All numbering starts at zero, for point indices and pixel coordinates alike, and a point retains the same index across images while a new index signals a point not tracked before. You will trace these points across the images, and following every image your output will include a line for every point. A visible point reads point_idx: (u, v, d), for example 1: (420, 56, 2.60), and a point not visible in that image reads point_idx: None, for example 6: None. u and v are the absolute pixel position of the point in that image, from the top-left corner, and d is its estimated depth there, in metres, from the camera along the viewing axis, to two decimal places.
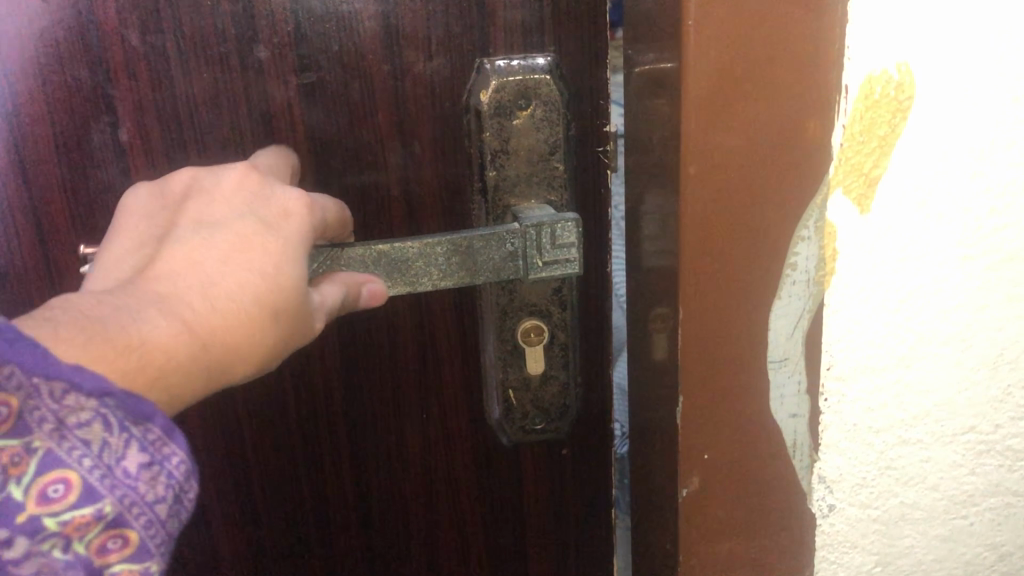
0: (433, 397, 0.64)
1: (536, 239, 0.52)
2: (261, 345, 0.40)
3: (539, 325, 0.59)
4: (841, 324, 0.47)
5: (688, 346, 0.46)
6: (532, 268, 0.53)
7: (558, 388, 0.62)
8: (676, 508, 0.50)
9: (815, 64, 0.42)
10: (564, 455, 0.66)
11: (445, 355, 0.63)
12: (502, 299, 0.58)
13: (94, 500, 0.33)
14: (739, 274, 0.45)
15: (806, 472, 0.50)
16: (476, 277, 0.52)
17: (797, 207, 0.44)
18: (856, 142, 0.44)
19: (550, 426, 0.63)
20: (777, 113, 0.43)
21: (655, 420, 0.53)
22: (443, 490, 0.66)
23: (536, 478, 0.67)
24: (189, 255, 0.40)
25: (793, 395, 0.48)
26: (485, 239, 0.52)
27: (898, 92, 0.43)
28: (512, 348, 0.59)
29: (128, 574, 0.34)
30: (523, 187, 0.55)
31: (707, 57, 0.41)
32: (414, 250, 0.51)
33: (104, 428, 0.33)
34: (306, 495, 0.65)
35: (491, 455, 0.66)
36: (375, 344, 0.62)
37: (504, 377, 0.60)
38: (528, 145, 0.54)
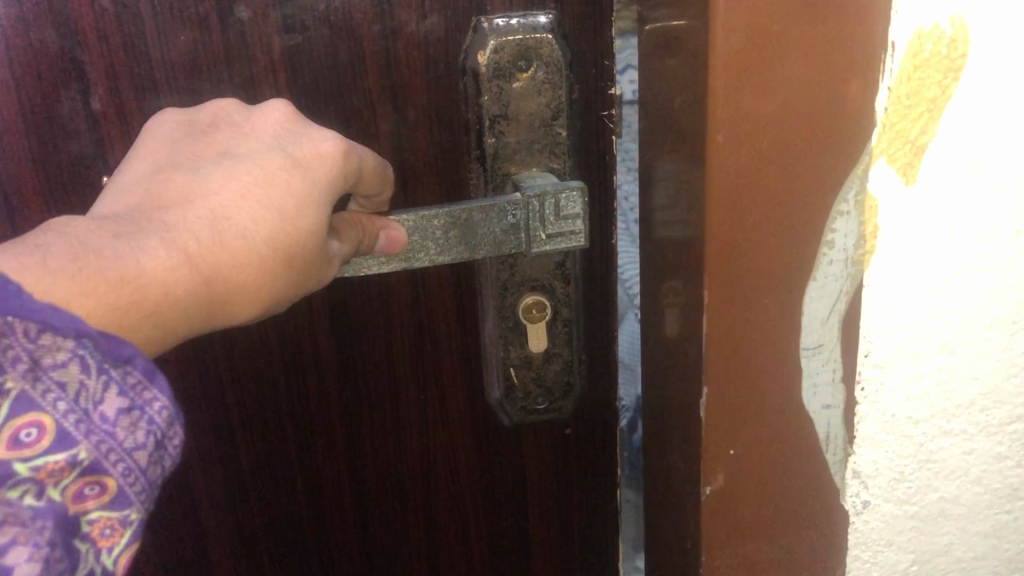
0: (431, 382, 0.59)
1: (538, 210, 0.48)
2: (266, 289, 0.40)
3: (541, 300, 0.55)
4: (880, 305, 0.43)
5: (715, 334, 0.42)
6: (534, 242, 0.48)
7: (562, 365, 0.57)
8: (698, 507, 0.46)
9: (859, 18, 0.38)
10: (568, 435, 0.61)
11: (443, 336, 0.58)
12: (502, 274, 0.54)
13: (69, 445, 0.32)
14: (772, 254, 0.41)
15: (838, 467, 0.46)
16: (475, 253, 0.48)
17: (834, 180, 0.40)
18: (902, 106, 0.39)
19: (553, 407, 0.58)
20: (815, 74, 0.38)
21: (671, 414, 0.49)
22: (445, 483, 0.62)
23: (541, 467, 0.62)
24: (171, 223, 0.38)
25: (827, 385, 0.44)
26: (484, 210, 0.47)
27: (950, 49, 0.39)
28: (513, 324, 0.55)
29: (106, 520, 0.33)
30: (526, 153, 0.51)
31: (740, 10, 0.37)
32: (410, 224, 0.46)
33: (81, 370, 0.33)
34: (301, 490, 0.61)
35: (492, 440, 0.61)
36: (369, 325, 0.57)
37: (505, 355, 0.56)
38: (529, 110, 0.50)
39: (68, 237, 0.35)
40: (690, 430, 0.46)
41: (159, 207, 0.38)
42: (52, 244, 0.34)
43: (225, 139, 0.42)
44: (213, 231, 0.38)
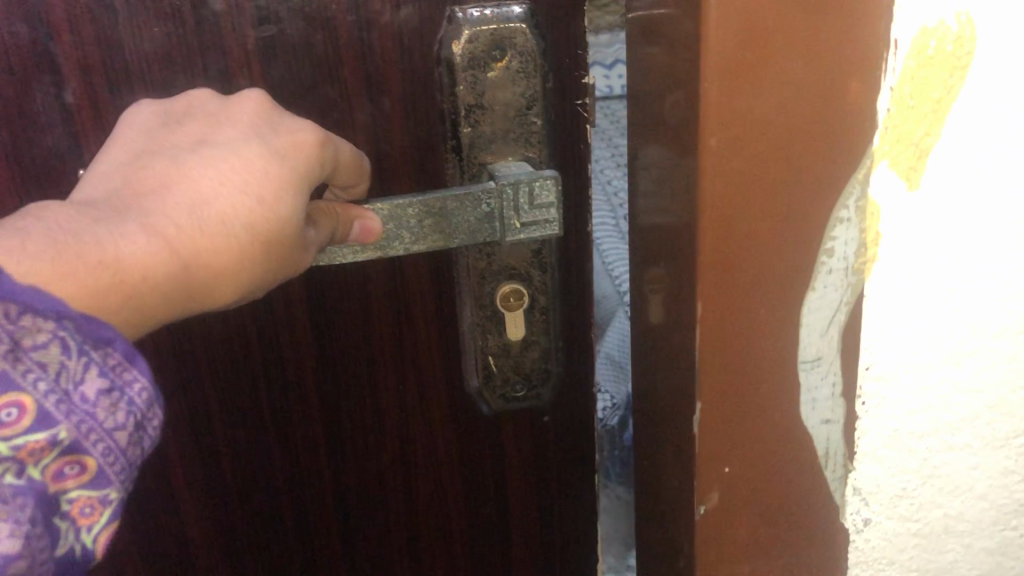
0: (410, 372, 0.56)
1: (512, 198, 0.46)
2: (241, 274, 0.38)
3: (518, 289, 0.52)
4: (882, 315, 0.41)
5: (709, 348, 0.40)
6: (509, 231, 0.46)
7: (540, 354, 0.55)
8: (690, 528, 0.44)
9: (861, 15, 0.35)
10: (545, 422, 0.59)
11: (422, 330, 0.55)
12: (479, 262, 0.52)
13: (49, 424, 0.32)
14: (768, 263, 0.39)
15: (839, 484, 0.44)
16: (451, 241, 0.46)
17: (833, 186, 0.38)
18: (905, 107, 0.37)
19: (530, 393, 0.56)
20: (813, 75, 0.36)
21: (662, 427, 0.46)
22: (426, 485, 0.60)
23: (520, 469, 0.60)
24: (149, 209, 0.36)
25: (827, 400, 0.42)
26: (459, 196, 0.45)
27: (956, 47, 0.36)
28: (491, 313, 0.53)
29: (86, 499, 0.34)
30: (502, 142, 0.49)
31: (735, 7, 0.35)
32: (384, 213, 0.44)
33: (61, 351, 0.32)
34: (286, 497, 0.59)
35: (473, 434, 0.59)
36: (345, 318, 0.54)
37: (483, 344, 0.54)
38: (505, 100, 0.48)
39: (48, 221, 0.34)
40: (682, 444, 0.44)
41: (137, 193, 0.37)
42: (33, 229, 0.33)
43: (198, 129, 0.40)
44: (191, 216, 0.37)
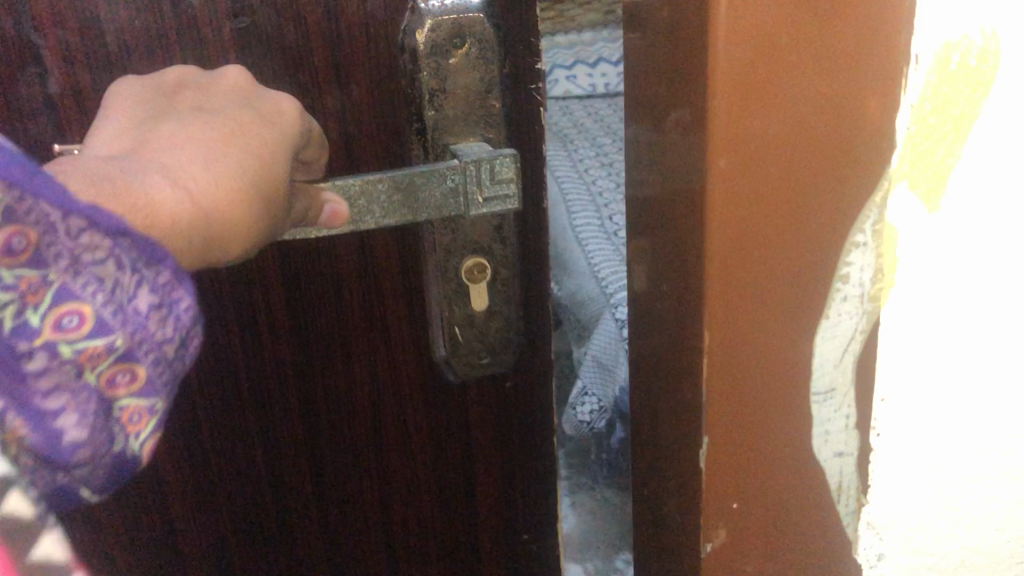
0: (381, 351, 0.54)
1: (475, 175, 0.45)
2: (249, 224, 0.34)
3: (481, 262, 0.51)
4: (900, 343, 0.39)
5: (719, 380, 0.38)
6: (473, 205, 0.46)
7: (503, 321, 0.53)
8: (696, 565, 0.42)
9: (878, 30, 0.33)
10: (508, 390, 0.57)
11: (390, 306, 0.53)
12: (443, 239, 0.50)
13: (107, 331, 0.28)
14: (781, 291, 0.37)
15: (851, 518, 0.42)
16: (419, 216, 0.45)
17: (848, 209, 0.36)
18: (926, 124, 0.35)
19: (494, 360, 0.54)
20: (828, 93, 0.34)
21: (662, 462, 0.44)
22: (403, 484, 0.58)
23: (490, 455, 0.59)
24: (165, 162, 0.32)
25: (840, 432, 0.40)
26: (425, 173, 0.44)
27: (981, 61, 0.34)
28: (455, 286, 0.51)
29: (135, 408, 0.30)
30: (465, 124, 0.47)
31: (745, 19, 0.32)
32: (357, 187, 0.42)
33: (117, 267, 0.29)
34: (268, 501, 0.56)
35: (445, 421, 0.57)
36: (311, 302, 0.52)
37: (449, 315, 0.52)
38: (465, 84, 0.46)
39: (79, 167, 0.29)
40: (683, 477, 0.41)
41: (145, 148, 0.33)
42: (66, 171, 0.29)
43: (191, 100, 0.38)
44: (208, 168, 0.33)
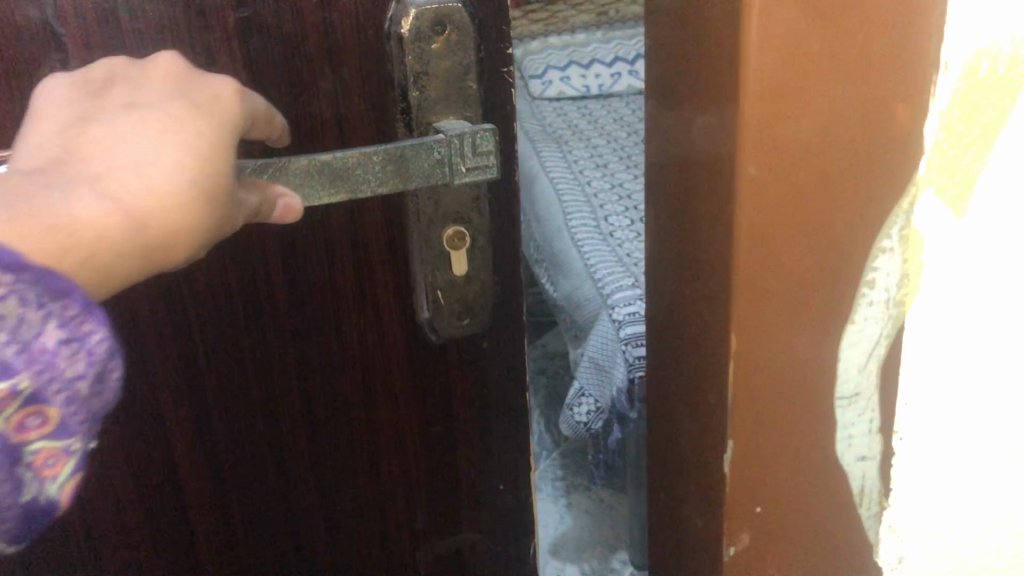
0: (369, 330, 0.50)
1: (459, 147, 0.43)
2: (194, 232, 0.32)
3: (462, 231, 0.47)
4: (923, 348, 0.39)
5: (745, 385, 0.38)
6: (457, 175, 0.43)
7: (483, 287, 0.49)
8: (718, 567, 0.42)
9: (909, 38, 0.34)
10: (483, 352, 0.52)
11: (376, 285, 0.49)
12: (425, 209, 0.46)
13: (9, 376, 0.27)
14: (807, 297, 0.37)
15: (872, 521, 0.42)
16: (407, 186, 0.42)
17: (876, 216, 0.36)
18: (954, 132, 0.36)
19: (474, 322, 0.50)
20: (859, 100, 0.34)
21: (685, 468, 0.44)
22: (396, 482, 0.55)
23: (472, 438, 0.54)
24: (88, 173, 0.30)
25: (863, 436, 0.40)
26: (414, 144, 0.42)
27: (1010, 68, 0.35)
28: (437, 253, 0.47)
29: (49, 450, 0.29)
30: (445, 105, 0.44)
31: (778, 27, 0.32)
32: (351, 160, 0.41)
33: (19, 304, 0.27)
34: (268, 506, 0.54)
35: (430, 388, 0.52)
36: (308, 275, 0.48)
37: (432, 281, 0.48)
38: (447, 66, 0.44)
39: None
40: (706, 481, 0.42)
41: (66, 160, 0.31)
42: None
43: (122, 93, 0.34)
44: (135, 174, 0.31)
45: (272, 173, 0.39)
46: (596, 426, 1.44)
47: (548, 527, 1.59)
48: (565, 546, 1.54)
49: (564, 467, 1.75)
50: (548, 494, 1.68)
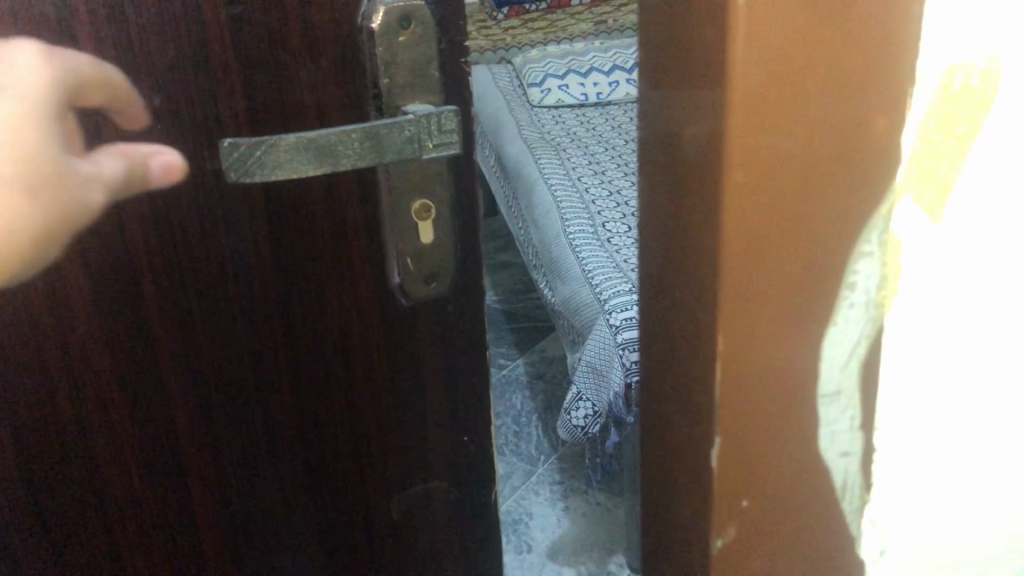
0: (349, 305, 0.52)
1: (429, 124, 0.46)
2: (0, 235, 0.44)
3: (428, 203, 0.49)
4: (902, 348, 0.41)
5: (730, 383, 0.40)
6: (427, 151, 0.47)
7: (447, 256, 0.51)
8: (707, 559, 0.44)
9: (887, 53, 0.35)
10: (450, 329, 0.53)
11: (352, 254, 0.51)
12: (394, 181, 0.48)
13: None
14: (788, 300, 0.39)
15: (854, 515, 0.44)
16: (382, 161, 0.46)
17: (856, 222, 0.38)
18: (930, 141, 0.38)
19: (438, 285, 0.51)
20: (840, 112, 0.36)
21: (673, 463, 0.45)
22: (379, 461, 0.56)
23: (441, 420, 0.56)
24: None
25: (845, 432, 0.42)
26: (389, 124, 0.46)
27: (982, 81, 0.37)
28: (404, 227, 0.49)
29: None
30: (412, 91, 0.46)
31: (762, 44, 0.34)
32: (329, 138, 0.45)
33: None
34: (260, 480, 0.55)
35: (402, 356, 0.53)
36: (295, 248, 0.50)
37: (400, 252, 0.50)
38: (413, 54, 0.46)
39: None
40: (695, 476, 0.43)
41: None
42: None
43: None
44: None
45: (265, 147, 0.45)
46: (593, 431, 1.47)
47: (546, 530, 1.61)
48: (563, 549, 1.56)
49: (562, 471, 1.77)
50: (546, 498, 1.69)
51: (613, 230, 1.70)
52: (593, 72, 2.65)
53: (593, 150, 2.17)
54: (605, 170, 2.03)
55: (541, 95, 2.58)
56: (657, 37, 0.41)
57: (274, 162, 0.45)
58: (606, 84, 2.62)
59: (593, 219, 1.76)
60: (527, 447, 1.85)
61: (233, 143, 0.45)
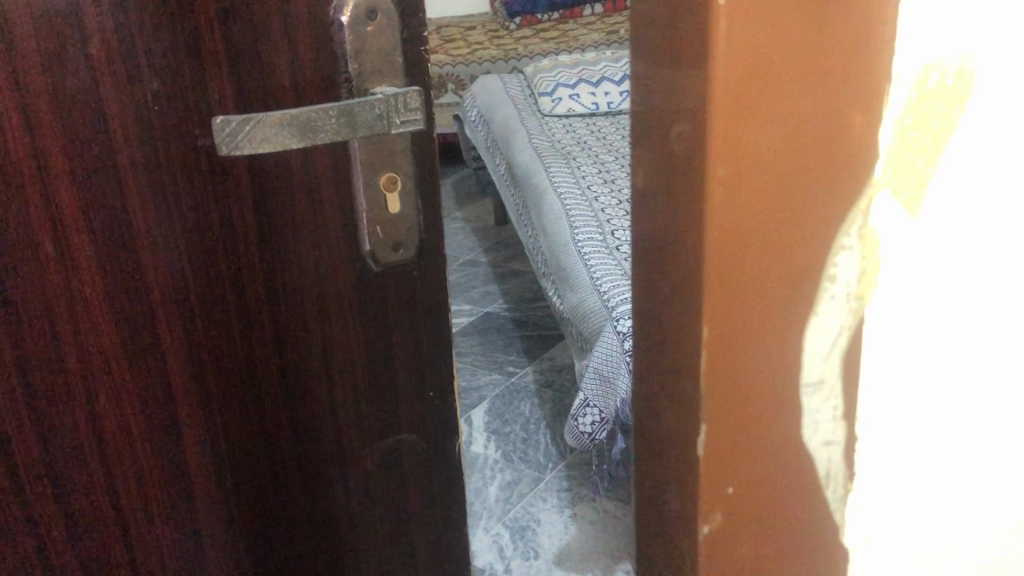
0: (324, 252, 0.65)
1: (394, 103, 0.61)
2: None
3: (393, 176, 0.64)
4: (885, 340, 0.42)
5: (715, 372, 0.41)
6: (392, 126, 0.62)
7: (408, 224, 0.66)
8: (693, 546, 0.45)
9: (865, 53, 0.37)
10: (411, 279, 0.68)
11: (330, 218, 0.64)
12: (367, 155, 0.63)
13: None
14: (772, 290, 0.40)
15: (839, 504, 0.45)
16: (355, 135, 0.61)
17: (836, 215, 0.40)
18: (907, 138, 0.39)
19: (401, 252, 0.67)
20: (819, 109, 0.37)
21: (661, 452, 0.47)
22: (350, 392, 0.70)
23: (408, 363, 0.71)
24: None
25: (828, 422, 0.43)
26: (360, 104, 0.60)
27: (956, 80, 0.39)
28: (375, 196, 0.64)
29: None
30: (379, 75, 0.61)
31: (742, 43, 0.36)
32: (311, 114, 0.59)
33: None
34: (248, 395, 0.67)
35: (375, 313, 0.68)
36: (290, 206, 0.63)
37: (371, 220, 0.65)
38: (378, 46, 0.61)
39: None
40: (682, 465, 0.44)
41: None
42: None
43: None
44: None
45: (253, 125, 0.58)
46: (600, 438, 1.47)
47: (553, 537, 1.62)
48: (570, 556, 1.56)
49: (569, 478, 1.78)
50: (553, 506, 1.70)
51: (620, 237, 1.72)
52: (604, 82, 2.67)
53: (602, 159, 2.19)
54: (614, 178, 2.04)
55: (552, 104, 2.61)
56: (647, 38, 0.42)
57: (268, 133, 0.59)
58: (617, 94, 2.65)
59: (601, 226, 1.78)
60: (535, 454, 1.86)
61: (226, 120, 0.58)
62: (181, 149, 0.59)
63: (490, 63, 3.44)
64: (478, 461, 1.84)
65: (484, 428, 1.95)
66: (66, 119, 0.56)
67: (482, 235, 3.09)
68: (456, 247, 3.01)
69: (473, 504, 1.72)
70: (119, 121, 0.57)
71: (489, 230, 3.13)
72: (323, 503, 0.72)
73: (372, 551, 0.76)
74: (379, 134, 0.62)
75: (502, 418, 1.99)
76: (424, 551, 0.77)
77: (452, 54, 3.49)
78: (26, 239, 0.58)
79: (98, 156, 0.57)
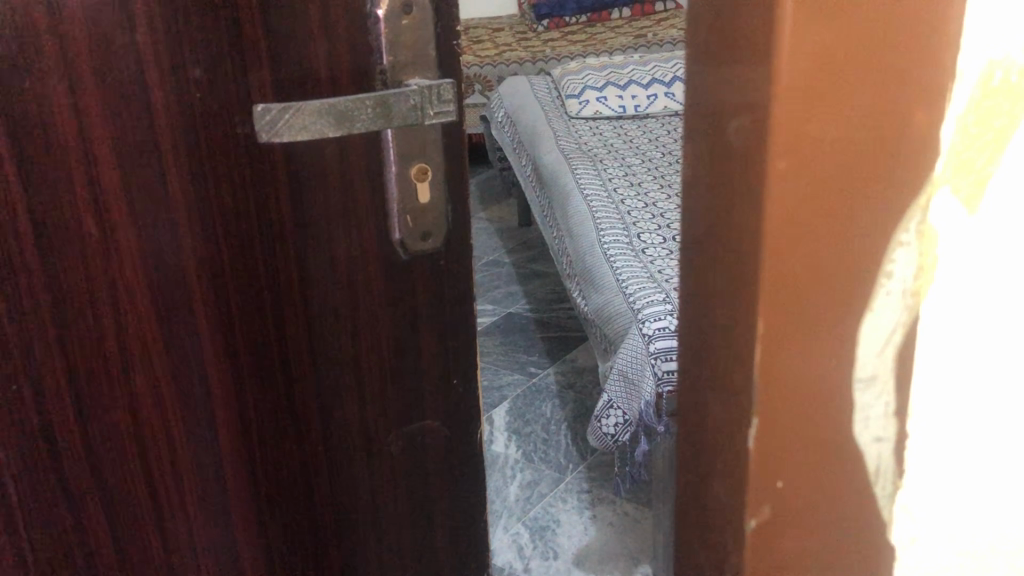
0: (354, 238, 0.66)
1: (428, 95, 0.63)
2: None
3: (424, 167, 0.66)
4: (940, 338, 0.43)
5: (769, 365, 0.41)
6: (426, 117, 0.64)
7: (437, 214, 0.68)
8: (740, 540, 0.45)
9: (929, 53, 0.37)
10: (440, 267, 0.70)
11: (361, 208, 0.65)
12: (405, 146, 0.64)
13: None
14: (829, 285, 0.40)
15: (887, 501, 0.46)
16: (390, 124, 0.62)
17: (895, 212, 0.40)
18: (969, 135, 0.40)
19: (431, 240, 0.69)
20: (883, 106, 0.38)
21: (710, 447, 0.47)
22: (376, 377, 0.71)
23: (433, 348, 0.72)
24: None
25: (879, 419, 0.44)
26: (396, 94, 0.62)
27: (1019, 77, 0.39)
28: (405, 184, 0.66)
29: None
30: (412, 68, 0.63)
31: (808, 39, 0.36)
32: (349, 104, 0.61)
33: None
34: (280, 381, 0.68)
35: (403, 300, 0.69)
36: (331, 196, 0.64)
37: (403, 210, 0.66)
38: (413, 38, 0.62)
39: None
40: (732, 459, 0.45)
41: None
42: None
43: None
44: None
45: (292, 113, 0.60)
46: (623, 439, 1.46)
47: (573, 538, 1.61)
48: (589, 557, 1.56)
49: (590, 480, 1.77)
50: (573, 506, 1.70)
51: (648, 241, 1.72)
52: (632, 85, 2.67)
53: (629, 162, 2.19)
54: (641, 182, 2.04)
55: (579, 107, 2.61)
56: (709, 36, 0.42)
57: (306, 121, 0.60)
58: (644, 97, 2.64)
59: (628, 229, 1.78)
60: (555, 455, 1.86)
61: (265, 108, 0.59)
62: (226, 136, 0.60)
63: (517, 64, 3.45)
64: (500, 461, 1.85)
65: (505, 427, 1.96)
66: (115, 108, 0.57)
67: (506, 235, 3.10)
68: (481, 248, 3.01)
69: (494, 503, 1.73)
70: (163, 106, 0.58)
71: (513, 231, 3.13)
72: (348, 487, 0.73)
73: (398, 537, 0.77)
74: (414, 124, 0.63)
75: (524, 418, 1.99)
76: (447, 535, 0.79)
77: (480, 55, 3.50)
78: (70, 221, 0.58)
79: (143, 144, 0.58)
